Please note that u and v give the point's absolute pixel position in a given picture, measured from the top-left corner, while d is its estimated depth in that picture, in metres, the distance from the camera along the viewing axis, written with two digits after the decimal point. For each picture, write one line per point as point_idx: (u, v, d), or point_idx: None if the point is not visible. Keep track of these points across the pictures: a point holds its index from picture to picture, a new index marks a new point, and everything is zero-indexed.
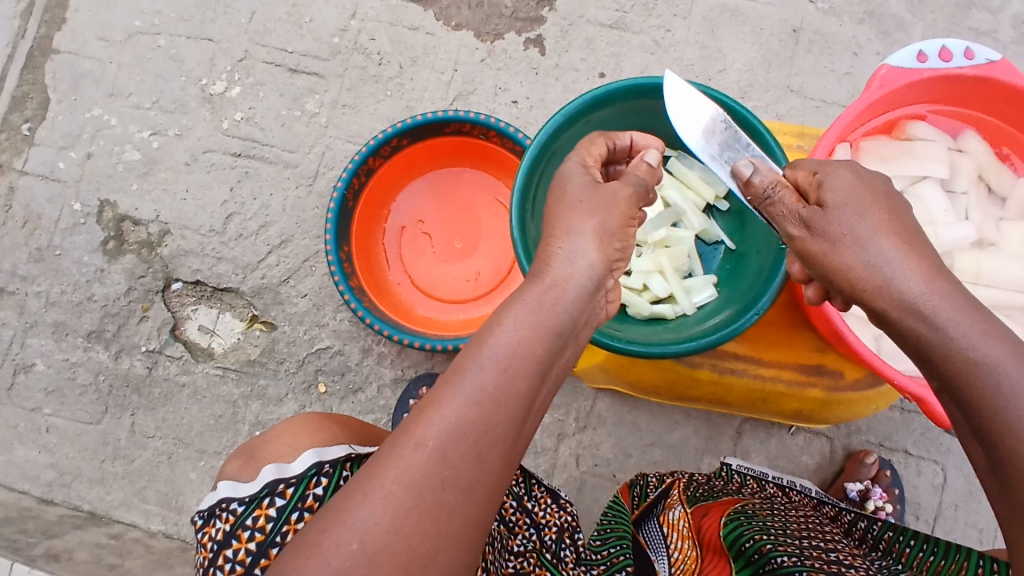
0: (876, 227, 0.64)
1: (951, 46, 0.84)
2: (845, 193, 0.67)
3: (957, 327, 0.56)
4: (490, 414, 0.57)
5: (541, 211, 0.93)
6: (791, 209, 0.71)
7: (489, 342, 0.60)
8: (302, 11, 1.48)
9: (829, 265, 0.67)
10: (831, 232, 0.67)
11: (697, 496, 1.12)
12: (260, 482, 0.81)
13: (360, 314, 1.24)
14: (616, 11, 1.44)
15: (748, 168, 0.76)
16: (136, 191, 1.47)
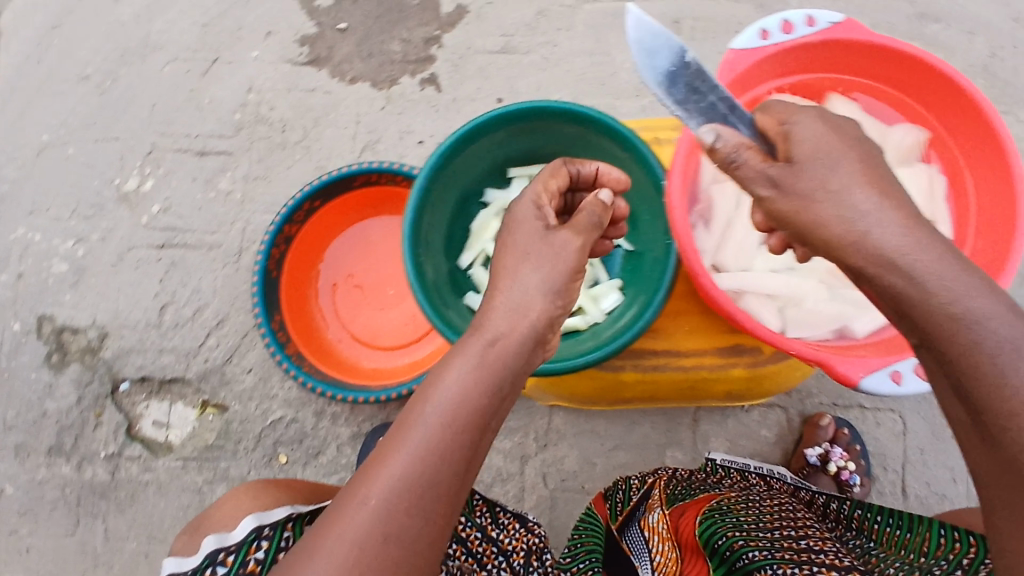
0: (849, 177, 0.63)
1: (791, 18, 0.85)
2: (818, 145, 0.66)
3: (944, 282, 0.56)
4: (434, 465, 0.54)
5: (431, 245, 0.93)
6: (761, 169, 0.68)
7: (437, 390, 0.57)
8: (201, 95, 1.50)
9: (801, 222, 0.66)
10: (802, 188, 0.65)
11: (677, 494, 1.11)
12: (201, 554, 0.76)
13: (300, 380, 1.25)
14: (502, 36, 1.47)
15: (709, 136, 0.69)
16: (71, 301, 1.48)
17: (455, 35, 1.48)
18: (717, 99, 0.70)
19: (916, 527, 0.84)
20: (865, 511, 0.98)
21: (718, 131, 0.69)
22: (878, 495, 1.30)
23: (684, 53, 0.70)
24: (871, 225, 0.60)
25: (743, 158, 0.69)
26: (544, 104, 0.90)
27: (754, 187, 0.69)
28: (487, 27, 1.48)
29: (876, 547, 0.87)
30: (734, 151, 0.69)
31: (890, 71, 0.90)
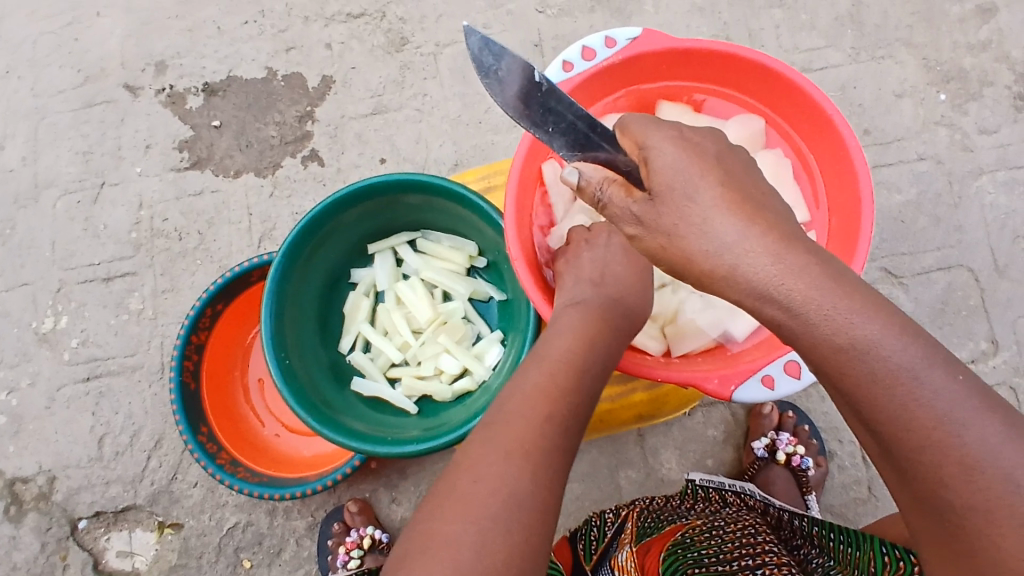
0: (713, 204, 0.56)
1: (589, 44, 0.86)
2: (677, 171, 0.58)
3: (837, 317, 0.50)
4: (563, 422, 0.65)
5: (292, 336, 0.92)
6: (625, 206, 0.61)
7: (562, 388, 0.67)
8: (96, 222, 1.51)
9: (671, 258, 0.58)
10: (664, 224, 0.58)
11: (646, 529, 1.06)
12: None
13: (236, 487, 1.23)
14: (372, 98, 1.48)
15: (573, 175, 0.65)
16: (13, 451, 1.48)
17: (326, 107, 1.49)
18: (576, 116, 0.68)
19: (862, 546, 0.83)
20: (821, 527, 0.96)
21: (582, 168, 0.65)
22: (841, 471, 1.27)
23: (534, 71, 0.66)
24: (744, 258, 0.53)
25: (607, 194, 0.63)
26: (375, 181, 0.91)
27: (625, 227, 0.62)
28: (355, 92, 1.48)
29: (834, 563, 0.85)
30: (598, 187, 0.64)
31: (708, 70, 0.89)
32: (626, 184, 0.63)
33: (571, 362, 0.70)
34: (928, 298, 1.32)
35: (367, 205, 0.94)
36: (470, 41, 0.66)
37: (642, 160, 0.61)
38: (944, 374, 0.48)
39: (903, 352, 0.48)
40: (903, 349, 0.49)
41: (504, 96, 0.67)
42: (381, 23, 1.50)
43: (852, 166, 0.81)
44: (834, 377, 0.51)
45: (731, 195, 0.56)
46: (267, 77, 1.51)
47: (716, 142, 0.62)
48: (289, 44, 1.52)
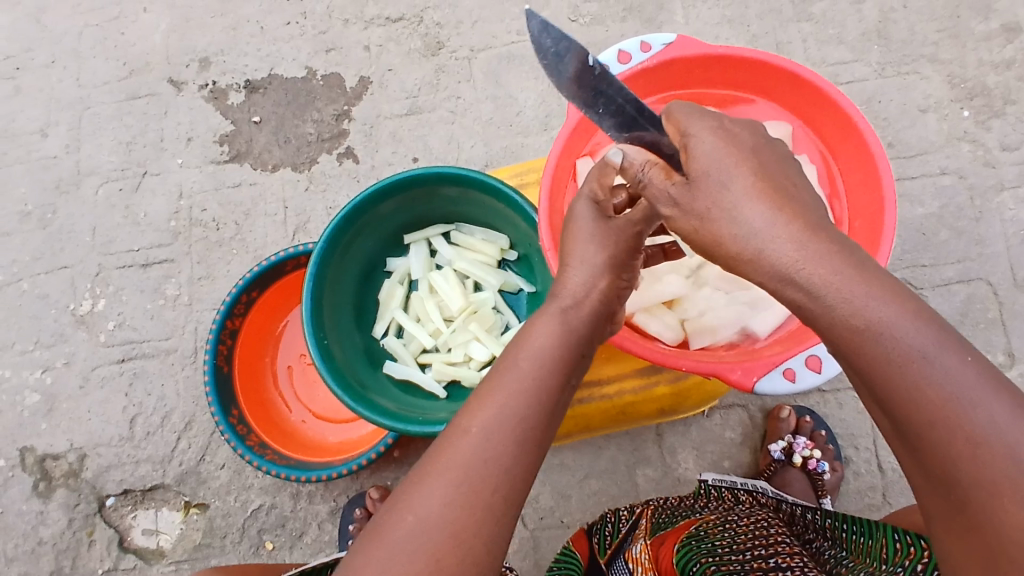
0: (744, 191, 0.58)
1: (625, 48, 0.90)
2: (712, 157, 0.60)
3: (860, 303, 0.52)
4: (520, 416, 0.59)
5: (334, 322, 0.97)
6: (663, 187, 0.63)
7: (497, 404, 0.60)
8: (136, 210, 1.56)
9: (701, 241, 0.60)
10: (698, 207, 0.60)
11: (661, 523, 1.08)
12: None
13: (265, 468, 1.27)
14: (407, 98, 1.53)
15: (617, 156, 0.68)
16: (47, 429, 1.53)
17: (363, 106, 1.54)
18: (626, 99, 0.70)
19: (875, 534, 0.85)
20: (834, 520, 0.98)
21: (626, 149, 0.67)
22: (857, 476, 1.28)
23: (588, 56, 0.70)
24: (768, 242, 0.56)
25: (645, 175, 0.64)
26: (414, 172, 0.95)
27: (660, 209, 0.64)
28: (391, 93, 1.53)
29: (848, 554, 0.87)
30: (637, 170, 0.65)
31: (740, 77, 0.92)
32: (667, 167, 0.64)
33: (511, 375, 0.62)
34: (948, 309, 1.34)
35: (402, 197, 0.98)
36: (533, 22, 0.68)
37: (683, 146, 0.63)
38: (958, 361, 0.51)
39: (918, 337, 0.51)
40: (917, 335, 0.51)
41: (557, 77, 0.71)
42: (418, 27, 1.55)
43: (876, 174, 0.84)
44: (852, 358, 0.54)
45: (762, 186, 0.58)
46: (306, 76, 1.57)
47: (754, 133, 0.64)
48: (328, 45, 1.58)
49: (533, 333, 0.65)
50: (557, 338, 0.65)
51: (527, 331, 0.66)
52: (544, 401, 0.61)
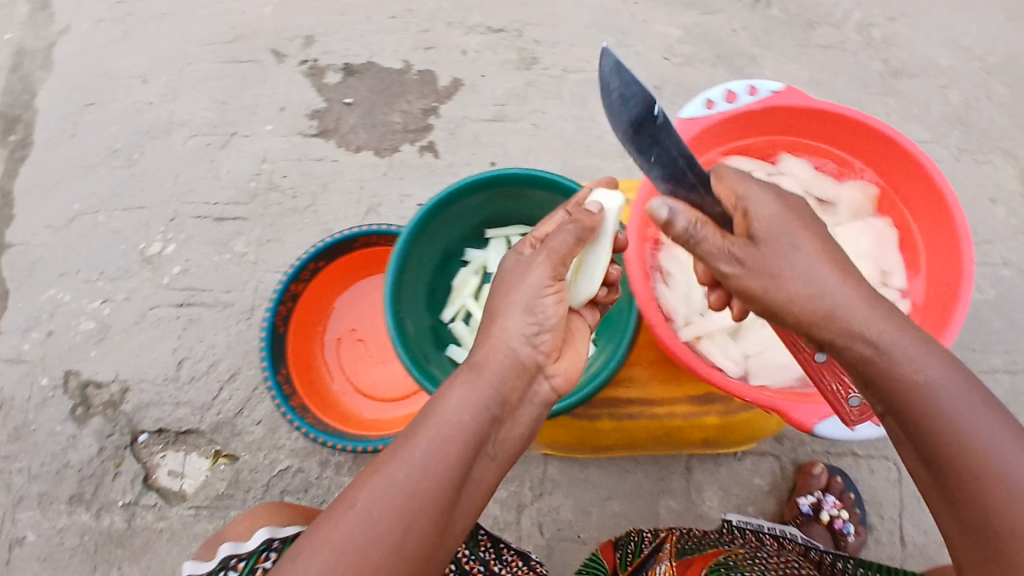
0: (813, 257, 0.69)
1: (733, 88, 0.94)
2: (777, 225, 0.71)
3: (899, 344, 0.62)
4: (417, 481, 0.66)
5: (412, 301, 1.01)
6: (723, 243, 0.72)
7: (391, 477, 0.66)
8: (219, 166, 1.63)
9: (769, 297, 0.70)
10: (769, 266, 0.70)
11: (687, 549, 1.10)
12: (218, 559, 0.91)
13: (304, 431, 1.32)
14: (495, 106, 1.59)
15: (663, 210, 0.70)
16: (96, 356, 1.58)
17: (451, 105, 1.60)
18: (678, 157, 0.72)
19: None
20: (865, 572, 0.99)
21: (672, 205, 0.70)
22: (876, 545, 1.31)
23: (655, 104, 0.69)
24: (830, 295, 0.66)
25: (700, 231, 0.71)
26: (512, 172, 1.00)
27: (718, 263, 0.72)
28: (481, 98, 1.60)
29: None
30: (688, 224, 0.71)
31: (835, 136, 0.98)
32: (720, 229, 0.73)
33: (406, 450, 0.68)
34: None
35: (491, 193, 1.03)
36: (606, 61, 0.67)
37: (743, 210, 0.73)
38: (977, 397, 0.59)
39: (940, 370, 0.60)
40: (942, 370, 0.60)
41: (617, 121, 0.71)
42: (517, 41, 1.62)
43: (956, 250, 0.88)
44: (887, 396, 0.62)
45: (826, 251, 0.70)
46: (402, 69, 1.64)
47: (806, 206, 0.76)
48: (428, 44, 1.64)
49: (439, 411, 0.72)
50: (463, 411, 0.72)
51: (438, 402, 0.73)
52: (444, 471, 0.68)
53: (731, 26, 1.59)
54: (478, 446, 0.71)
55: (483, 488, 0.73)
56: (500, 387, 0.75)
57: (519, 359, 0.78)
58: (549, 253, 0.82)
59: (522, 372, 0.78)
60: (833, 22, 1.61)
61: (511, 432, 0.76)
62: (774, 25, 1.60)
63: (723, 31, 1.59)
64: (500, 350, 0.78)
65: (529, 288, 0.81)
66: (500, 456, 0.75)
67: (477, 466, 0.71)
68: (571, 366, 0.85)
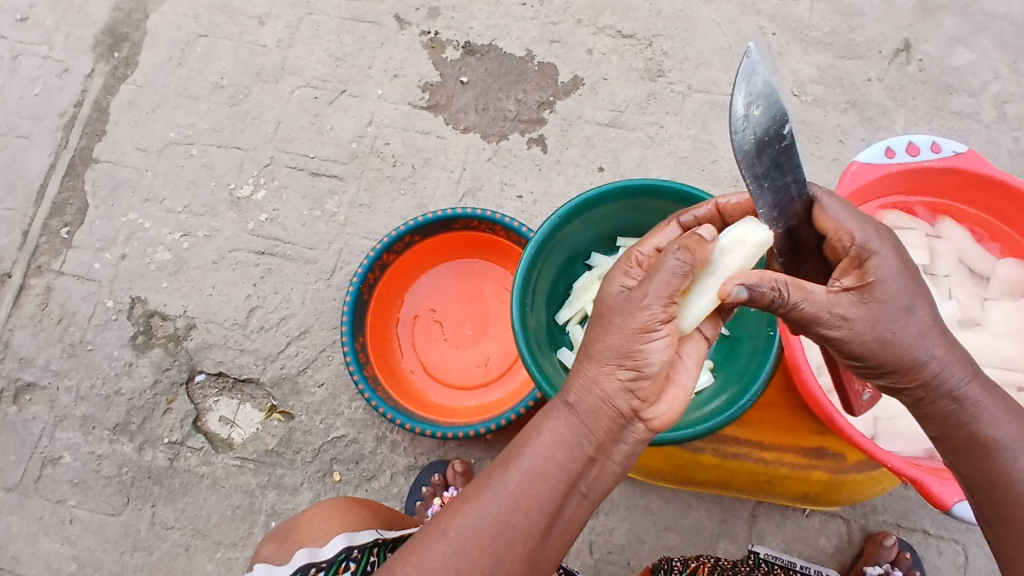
0: (924, 324, 0.67)
1: (917, 141, 0.89)
2: (893, 282, 0.66)
3: (986, 404, 0.69)
4: (508, 516, 0.66)
5: (539, 301, 0.99)
6: (830, 302, 0.66)
7: (480, 513, 0.66)
8: (324, 121, 1.61)
9: (880, 360, 0.67)
10: (881, 333, 0.66)
11: None
12: (293, 565, 0.86)
13: (374, 405, 1.28)
14: (612, 111, 1.56)
15: (741, 293, 0.65)
16: (166, 288, 1.55)
17: (568, 102, 1.57)
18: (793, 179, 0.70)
19: None
20: None
21: (750, 283, 0.65)
22: None
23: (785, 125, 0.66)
24: (936, 359, 0.68)
25: (791, 294, 0.65)
26: (665, 183, 0.96)
27: (823, 325, 0.66)
28: (599, 101, 1.57)
29: None
30: (776, 288, 0.65)
31: (1008, 209, 0.91)
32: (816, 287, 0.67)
33: (496, 487, 0.67)
34: None
35: (624, 201, 1.00)
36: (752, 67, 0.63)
37: (859, 258, 0.68)
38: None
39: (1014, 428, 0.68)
40: (1013, 427, 0.69)
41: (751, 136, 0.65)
42: (645, 50, 1.59)
43: None
44: (961, 443, 0.70)
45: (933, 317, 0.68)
46: (524, 57, 1.61)
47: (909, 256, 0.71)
48: (554, 37, 1.62)
49: (528, 447, 0.68)
50: (558, 447, 0.67)
51: (533, 432, 0.69)
52: (536, 508, 0.66)
53: (866, 75, 1.57)
54: (570, 484, 0.67)
55: (575, 524, 0.70)
56: (595, 429, 0.67)
57: (613, 403, 0.67)
58: (659, 291, 0.64)
59: (618, 415, 0.67)
60: (969, 90, 1.56)
61: (607, 471, 0.70)
62: (910, 82, 1.56)
63: (858, 78, 1.56)
64: (593, 389, 0.67)
65: (630, 331, 0.65)
66: (593, 493, 0.70)
67: (569, 504, 0.68)
68: (676, 403, 0.70)
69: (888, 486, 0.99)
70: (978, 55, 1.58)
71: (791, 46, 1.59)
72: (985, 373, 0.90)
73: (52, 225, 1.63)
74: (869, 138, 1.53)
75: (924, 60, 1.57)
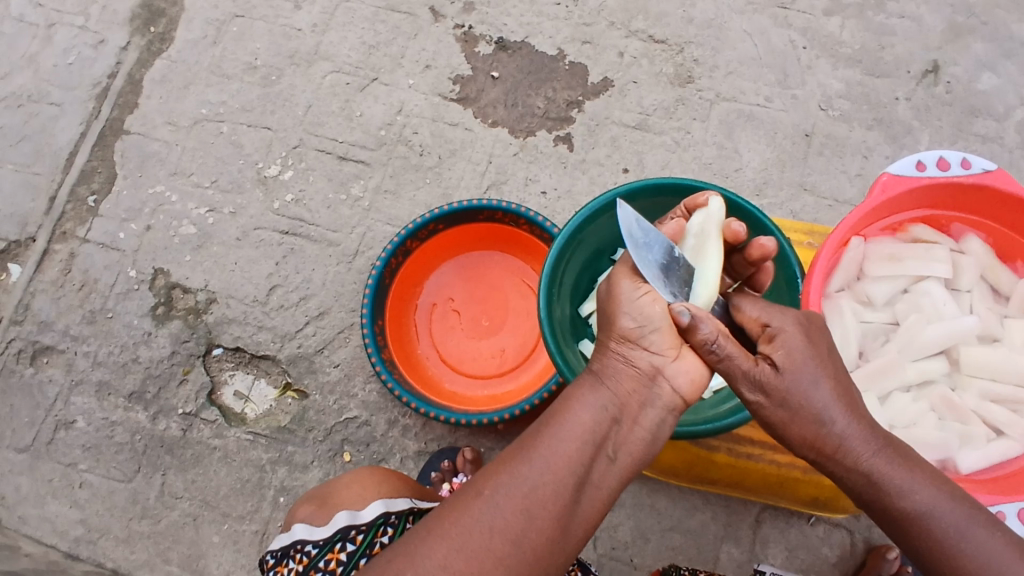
0: (829, 400, 0.69)
1: (948, 156, 0.90)
2: (800, 359, 0.70)
3: (891, 472, 0.67)
4: (542, 474, 0.67)
5: (565, 293, 1.01)
6: (747, 368, 0.72)
7: (516, 471, 0.67)
8: (354, 107, 1.63)
9: (787, 431, 0.71)
10: (791, 400, 0.70)
11: None
12: (334, 526, 0.88)
13: (391, 388, 1.29)
14: (640, 113, 1.57)
15: (684, 315, 0.72)
16: (189, 262, 1.57)
17: (596, 103, 1.59)
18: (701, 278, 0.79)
19: None
20: None
21: (695, 312, 0.72)
22: None
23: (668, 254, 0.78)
24: (839, 432, 0.68)
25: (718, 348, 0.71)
26: (697, 184, 0.97)
27: (744, 387, 0.73)
28: (628, 103, 1.58)
29: None
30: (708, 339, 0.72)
31: None
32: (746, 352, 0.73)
33: (530, 449, 0.68)
34: None
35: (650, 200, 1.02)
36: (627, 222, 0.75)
37: (770, 336, 0.73)
38: (961, 509, 0.66)
39: (923, 494, 0.66)
40: (925, 490, 0.67)
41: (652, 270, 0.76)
42: (675, 56, 1.61)
43: None
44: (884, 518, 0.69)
45: (842, 395, 0.70)
46: (555, 56, 1.63)
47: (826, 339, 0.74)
48: (586, 38, 1.63)
49: (561, 413, 0.71)
50: (588, 413, 0.71)
51: (566, 403, 0.73)
52: (568, 467, 0.67)
53: (893, 94, 1.58)
54: (597, 447, 0.70)
55: (605, 495, 0.70)
56: (617, 389, 0.73)
57: (631, 362, 0.74)
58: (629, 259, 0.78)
59: (639, 374, 0.73)
60: (995, 114, 1.57)
61: (635, 436, 0.72)
62: (936, 103, 1.57)
63: (885, 96, 1.58)
64: (613, 354, 0.75)
65: (627, 290, 0.75)
66: (622, 461, 0.71)
67: (598, 470, 0.69)
68: (697, 367, 0.75)
69: None
70: (1006, 81, 1.59)
71: (820, 60, 1.60)
72: (999, 389, 0.92)
73: (80, 193, 1.65)
74: (893, 156, 1.54)
75: (952, 82, 1.59)
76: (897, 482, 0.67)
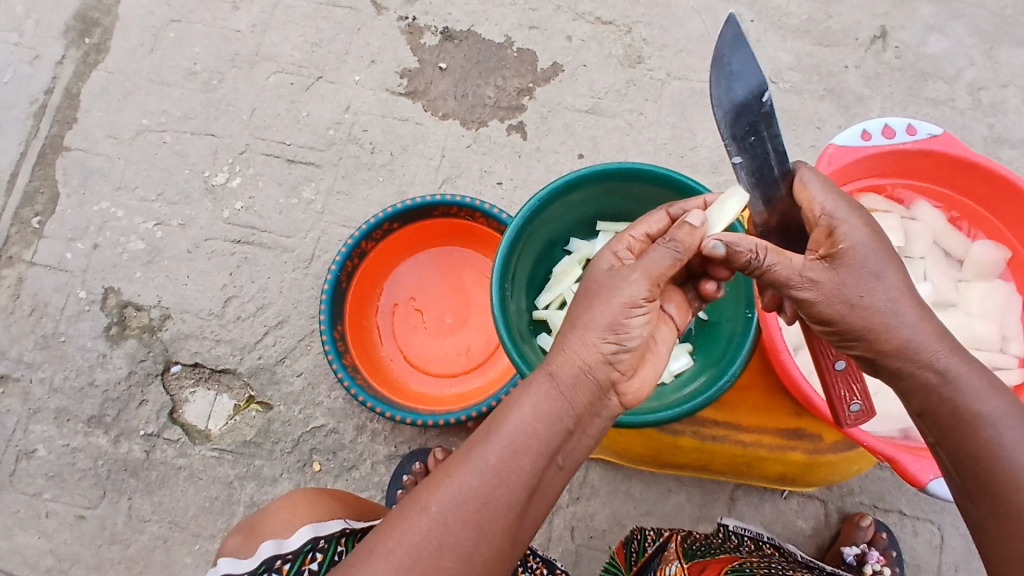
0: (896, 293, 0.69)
1: (893, 123, 0.89)
2: (863, 249, 0.70)
3: (966, 376, 0.67)
4: (491, 487, 0.64)
5: (517, 285, 0.99)
6: (798, 270, 0.70)
7: (461, 487, 0.63)
8: (300, 107, 1.59)
9: (846, 323, 0.70)
10: (852, 296, 0.69)
11: (695, 551, 0.99)
12: (258, 558, 0.84)
13: (354, 393, 1.26)
14: (591, 98, 1.55)
15: (718, 248, 0.71)
16: (140, 279, 1.52)
17: (547, 89, 1.56)
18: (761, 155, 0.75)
19: None
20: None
21: (724, 243, 0.71)
22: None
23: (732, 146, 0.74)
24: (906, 324, 0.69)
25: (766, 257, 0.70)
26: (643, 167, 0.96)
27: (794, 288, 0.71)
28: (579, 87, 1.56)
29: None
30: (754, 251, 0.71)
31: (982, 189, 0.92)
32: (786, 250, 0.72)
33: (478, 461, 0.64)
34: None
35: (599, 186, 1.00)
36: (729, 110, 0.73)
37: (829, 227, 0.71)
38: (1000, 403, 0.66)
39: (1000, 402, 0.66)
40: (998, 402, 0.66)
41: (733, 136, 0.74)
42: (624, 37, 1.59)
43: None
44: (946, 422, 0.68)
45: (906, 284, 0.70)
46: (503, 43, 1.60)
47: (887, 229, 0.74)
48: (534, 23, 1.60)
49: (508, 420, 0.66)
50: (540, 421, 0.66)
51: (514, 406, 0.67)
52: (515, 482, 0.64)
53: (843, 62, 1.58)
54: (550, 457, 0.66)
55: (550, 499, 0.69)
56: (575, 400, 0.68)
57: (597, 374, 0.69)
58: (646, 271, 0.71)
59: (599, 385, 0.70)
60: (944, 77, 1.57)
61: (582, 441, 0.70)
62: (886, 69, 1.57)
63: (835, 65, 1.57)
64: (576, 360, 0.69)
65: (618, 303, 0.70)
66: (568, 467, 0.69)
67: (548, 477, 0.67)
68: (648, 380, 0.74)
69: (864, 466, 1.01)
70: (953, 43, 1.59)
71: (769, 33, 1.59)
72: None
73: (24, 215, 1.59)
74: (845, 125, 1.54)
75: (900, 47, 1.59)
76: (977, 388, 0.67)
